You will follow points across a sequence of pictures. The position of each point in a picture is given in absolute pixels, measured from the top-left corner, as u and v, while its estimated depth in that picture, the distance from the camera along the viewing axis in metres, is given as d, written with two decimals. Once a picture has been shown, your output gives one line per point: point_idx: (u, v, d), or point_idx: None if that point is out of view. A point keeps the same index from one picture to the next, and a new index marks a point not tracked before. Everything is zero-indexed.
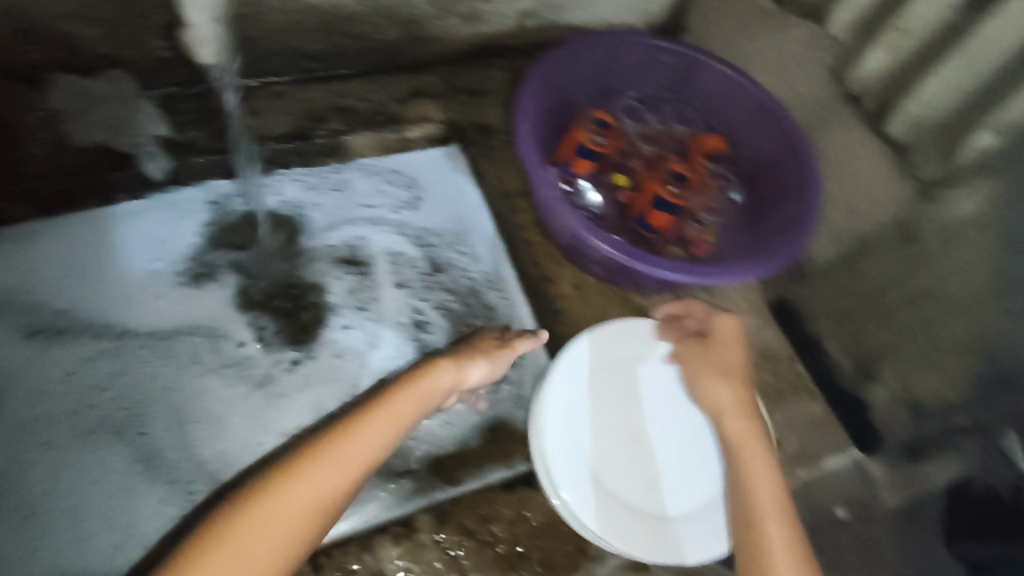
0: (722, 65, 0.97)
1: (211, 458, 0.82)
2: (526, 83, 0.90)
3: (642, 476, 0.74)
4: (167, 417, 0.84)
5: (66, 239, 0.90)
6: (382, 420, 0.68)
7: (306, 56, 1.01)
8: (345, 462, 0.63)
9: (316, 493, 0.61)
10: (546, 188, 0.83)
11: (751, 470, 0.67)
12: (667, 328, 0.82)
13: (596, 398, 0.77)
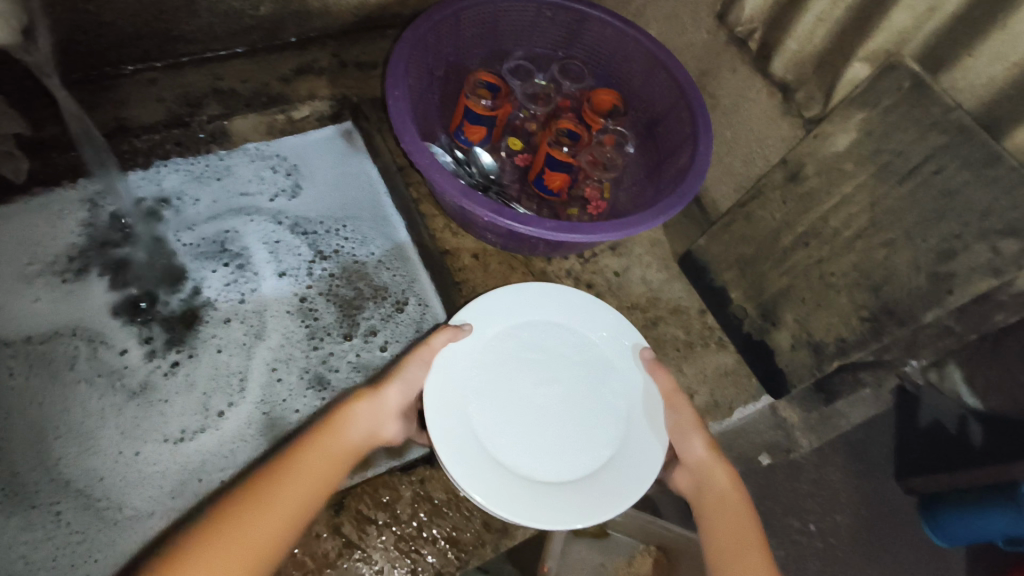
0: (610, 17, 0.93)
1: (78, 475, 0.78)
2: (403, 45, 0.84)
3: (529, 441, 0.72)
4: (38, 434, 0.79)
5: None
6: (318, 460, 0.65)
7: (175, 39, 0.94)
8: (279, 511, 0.61)
9: (263, 537, 0.59)
10: (422, 156, 0.79)
11: (741, 515, 0.69)
12: (548, 290, 0.81)
13: (485, 362, 0.75)
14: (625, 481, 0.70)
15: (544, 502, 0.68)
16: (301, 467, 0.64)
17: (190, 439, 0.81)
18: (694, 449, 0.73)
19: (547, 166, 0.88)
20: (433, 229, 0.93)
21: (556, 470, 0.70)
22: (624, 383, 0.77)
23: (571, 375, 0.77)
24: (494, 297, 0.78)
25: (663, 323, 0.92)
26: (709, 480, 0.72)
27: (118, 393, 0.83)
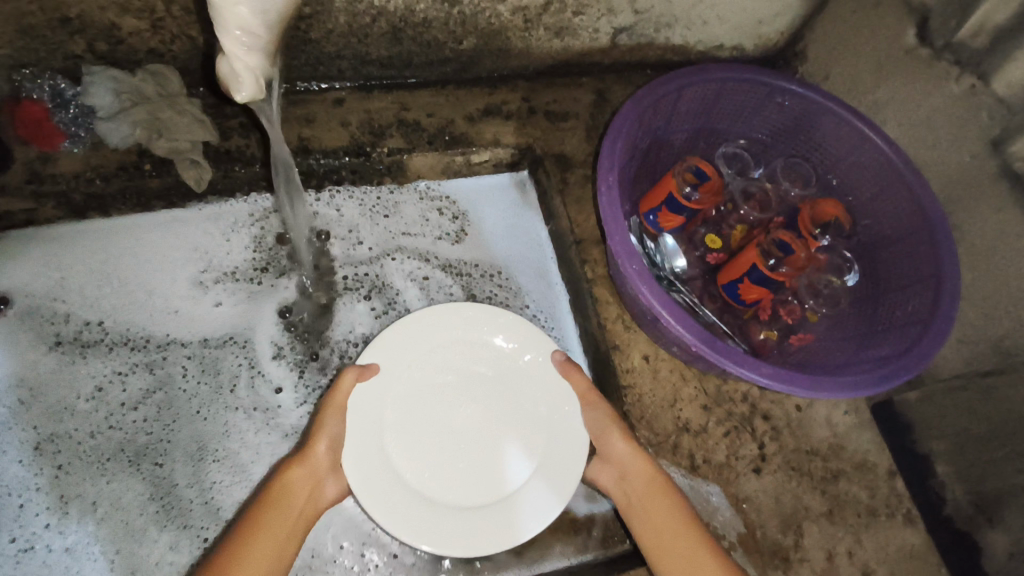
0: (854, 119, 0.82)
1: (228, 507, 0.76)
2: (619, 122, 0.77)
3: (445, 466, 0.73)
4: (189, 450, 0.78)
5: (111, 241, 0.84)
6: (264, 540, 0.63)
7: (373, 62, 0.90)
8: None
9: None
10: (625, 258, 0.70)
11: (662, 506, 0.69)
12: (423, 317, 0.76)
13: (406, 384, 0.75)
14: (539, 506, 0.71)
15: (455, 530, 0.69)
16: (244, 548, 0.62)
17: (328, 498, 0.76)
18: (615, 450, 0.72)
19: (749, 277, 0.78)
20: (604, 318, 0.85)
21: (472, 496, 0.72)
22: (545, 396, 0.76)
23: (489, 390, 0.77)
24: (415, 320, 0.76)
25: (844, 478, 0.80)
26: (633, 479, 0.71)
27: (274, 431, 0.80)
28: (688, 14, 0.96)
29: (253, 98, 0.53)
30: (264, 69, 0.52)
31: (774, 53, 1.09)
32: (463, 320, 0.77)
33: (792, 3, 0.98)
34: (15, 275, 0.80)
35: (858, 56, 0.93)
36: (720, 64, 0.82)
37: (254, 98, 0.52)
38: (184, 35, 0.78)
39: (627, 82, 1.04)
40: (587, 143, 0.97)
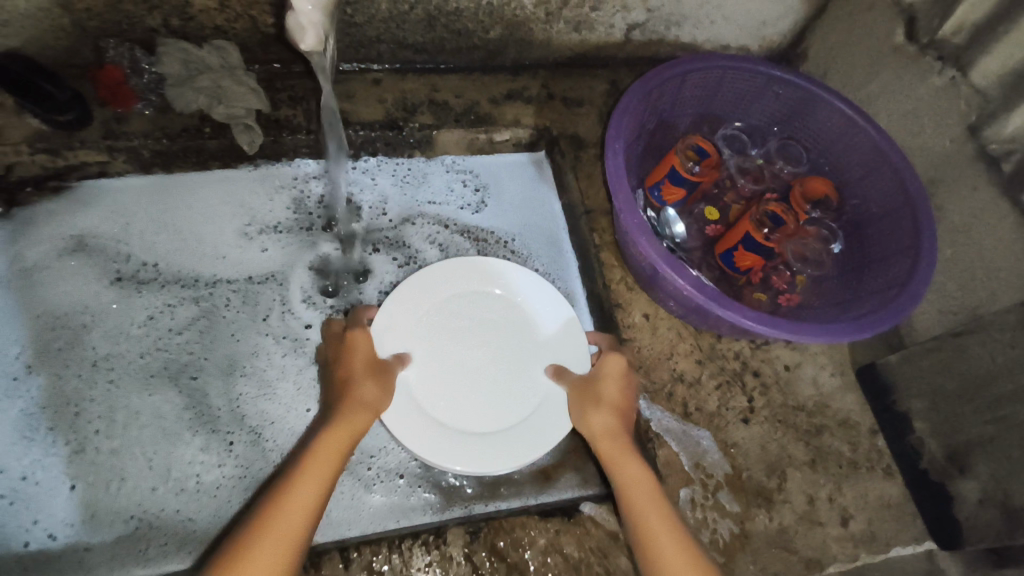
0: (843, 104, 0.90)
1: (259, 421, 0.84)
2: (628, 99, 0.86)
3: (461, 398, 0.80)
4: (227, 373, 0.86)
5: (169, 193, 0.95)
6: (320, 470, 0.65)
7: (408, 47, 1.01)
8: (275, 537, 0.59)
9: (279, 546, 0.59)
10: (629, 215, 0.78)
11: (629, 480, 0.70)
12: (441, 268, 0.86)
13: (420, 328, 0.83)
14: (537, 433, 0.79)
15: (467, 452, 0.76)
16: (294, 500, 0.62)
17: None
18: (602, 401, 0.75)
19: (743, 245, 0.85)
20: (609, 280, 0.92)
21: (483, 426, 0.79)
22: (551, 341, 0.85)
23: (498, 337, 0.85)
24: (425, 275, 0.85)
25: (827, 432, 0.87)
26: (606, 454, 0.72)
27: (301, 357, 0.89)
28: (696, 13, 1.06)
29: (314, 50, 0.63)
30: (323, 24, 0.62)
31: (777, 53, 1.18)
32: (478, 274, 0.87)
33: (792, 5, 1.07)
34: (84, 217, 0.91)
35: (853, 54, 1.02)
36: (722, 52, 0.90)
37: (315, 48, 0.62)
38: (245, 14, 0.89)
39: (638, 75, 1.13)
40: (600, 127, 1.06)
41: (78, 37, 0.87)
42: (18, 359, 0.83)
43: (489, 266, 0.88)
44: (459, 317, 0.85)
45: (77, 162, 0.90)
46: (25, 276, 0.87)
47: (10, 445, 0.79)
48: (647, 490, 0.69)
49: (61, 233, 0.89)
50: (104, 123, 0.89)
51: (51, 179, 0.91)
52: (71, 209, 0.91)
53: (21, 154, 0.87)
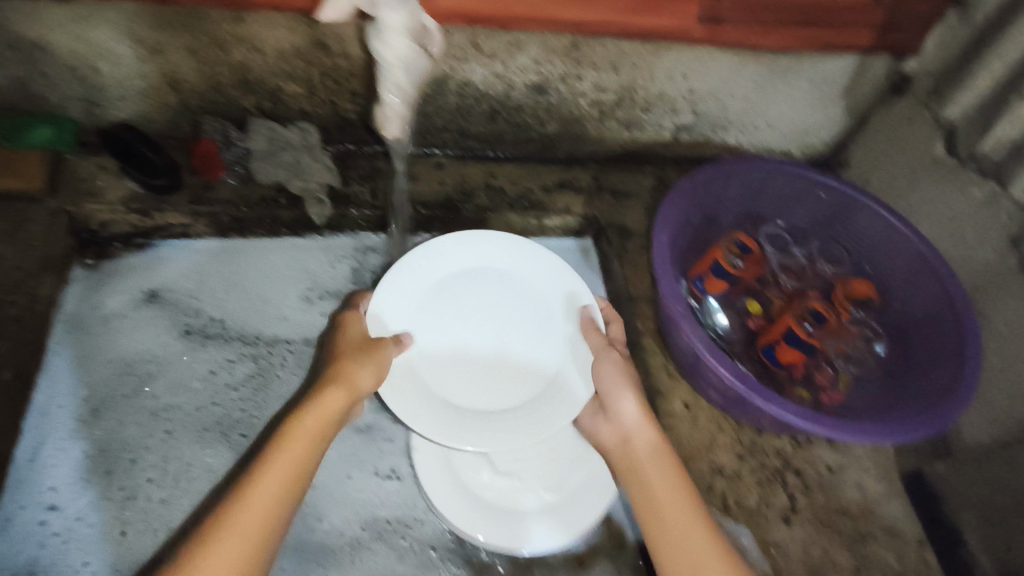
0: (884, 210, 0.93)
1: None
2: (675, 196, 0.91)
3: (470, 374, 0.85)
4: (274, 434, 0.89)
5: (241, 257, 1.02)
6: (287, 452, 0.69)
7: (471, 136, 1.09)
8: (252, 515, 0.64)
9: (253, 523, 0.63)
10: (675, 304, 0.82)
11: (648, 478, 0.74)
12: (442, 241, 0.90)
13: (423, 304, 0.87)
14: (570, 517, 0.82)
15: (492, 522, 0.81)
16: (263, 487, 0.66)
17: (391, 483, 0.86)
18: (626, 417, 0.78)
19: (785, 340, 0.87)
20: (651, 366, 0.94)
21: (499, 405, 0.83)
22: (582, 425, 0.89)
23: (504, 320, 0.89)
24: (423, 248, 0.89)
25: (873, 540, 0.84)
26: (633, 447, 0.77)
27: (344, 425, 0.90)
28: (741, 118, 1.13)
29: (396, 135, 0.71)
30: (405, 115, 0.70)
31: (818, 159, 1.24)
32: (478, 251, 0.92)
33: (833, 115, 1.14)
34: (164, 273, 0.98)
35: (895, 164, 1.06)
36: (764, 157, 0.96)
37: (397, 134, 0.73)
38: (328, 101, 0.99)
39: (684, 171, 1.20)
40: (646, 219, 1.11)
41: (183, 113, 0.98)
42: (86, 401, 0.87)
43: (487, 240, 0.92)
44: (461, 293, 0.89)
45: (163, 223, 0.99)
46: (104, 323, 0.93)
47: (68, 484, 0.82)
48: (682, 508, 0.71)
49: (142, 286, 0.97)
50: (192, 190, 0.98)
51: (137, 236, 1.00)
52: (152, 266, 0.99)
53: (115, 212, 0.95)
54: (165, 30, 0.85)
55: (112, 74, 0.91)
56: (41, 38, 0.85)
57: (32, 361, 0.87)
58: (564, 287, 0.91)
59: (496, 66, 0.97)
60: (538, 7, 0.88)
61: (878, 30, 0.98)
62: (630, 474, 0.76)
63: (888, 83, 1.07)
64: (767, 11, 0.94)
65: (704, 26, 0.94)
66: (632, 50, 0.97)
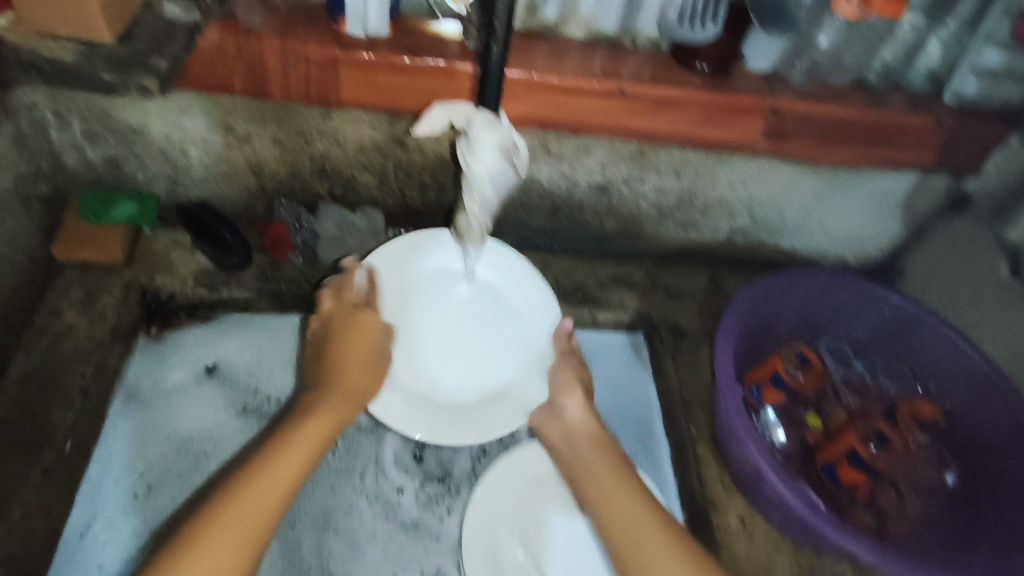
0: (948, 330, 0.92)
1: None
2: (734, 303, 0.92)
3: (435, 364, 0.93)
4: (321, 525, 0.88)
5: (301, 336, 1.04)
6: (309, 436, 0.77)
7: (529, 228, 1.12)
8: (271, 486, 0.71)
9: (268, 495, 0.70)
10: (735, 417, 0.81)
11: (592, 463, 0.81)
12: (411, 241, 0.96)
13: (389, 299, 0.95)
14: None
15: None
16: (285, 467, 0.73)
17: None
18: (571, 415, 0.86)
19: (848, 459, 0.84)
20: (705, 476, 0.92)
21: (459, 400, 0.91)
22: None
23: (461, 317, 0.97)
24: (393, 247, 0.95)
25: None
26: (577, 438, 0.84)
27: (391, 521, 0.89)
28: (798, 225, 1.14)
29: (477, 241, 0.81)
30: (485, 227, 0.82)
31: (874, 267, 1.23)
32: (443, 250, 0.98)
33: (891, 227, 1.14)
34: (225, 348, 1.00)
35: (955, 279, 1.05)
36: (825, 268, 0.97)
37: (481, 242, 0.81)
38: (398, 190, 1.03)
39: (738, 273, 1.20)
40: (700, 319, 1.10)
41: (259, 196, 1.03)
42: (141, 476, 0.88)
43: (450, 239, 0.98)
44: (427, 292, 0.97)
45: (228, 297, 1.01)
46: (165, 396, 0.94)
47: (115, 563, 0.82)
48: (623, 487, 0.78)
49: (204, 361, 0.98)
50: (260, 269, 1.02)
51: (200, 309, 1.02)
52: (215, 341, 1.01)
53: (184, 286, 0.99)
54: (256, 122, 0.92)
55: (198, 158, 0.96)
56: (142, 125, 0.91)
57: (92, 431, 0.88)
58: (526, 295, 0.99)
59: (566, 169, 1.01)
60: (603, 116, 0.91)
61: (940, 150, 0.98)
62: (570, 462, 0.83)
63: (948, 200, 1.07)
64: (823, 129, 0.95)
65: (766, 140, 0.95)
66: (695, 158, 1.01)
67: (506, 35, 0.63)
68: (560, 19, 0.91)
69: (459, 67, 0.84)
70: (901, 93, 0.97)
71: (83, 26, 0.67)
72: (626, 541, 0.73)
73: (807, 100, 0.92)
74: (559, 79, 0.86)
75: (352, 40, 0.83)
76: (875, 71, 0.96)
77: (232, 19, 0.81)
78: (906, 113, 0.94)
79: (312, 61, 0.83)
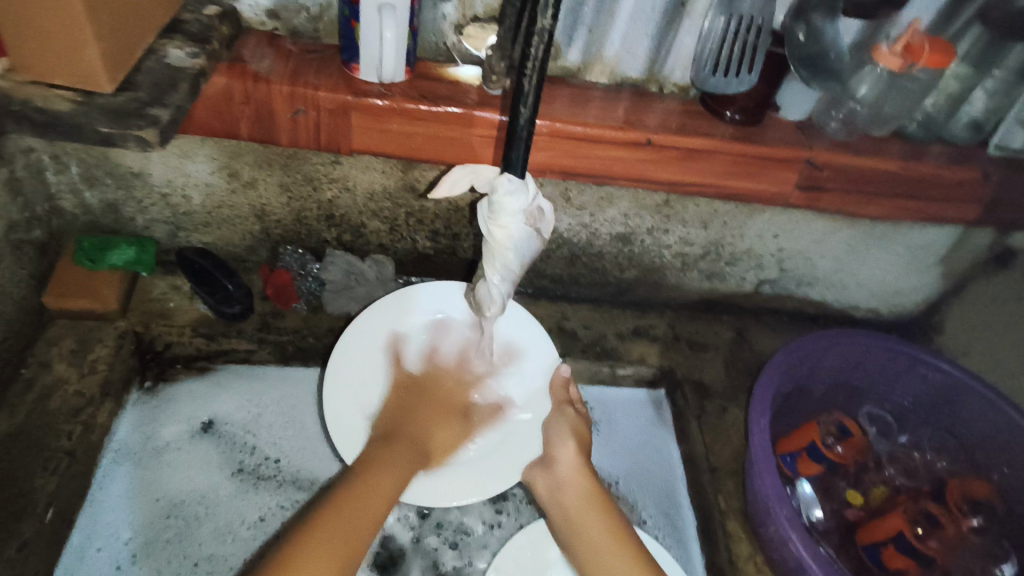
0: (1002, 402, 0.85)
1: None
2: (770, 368, 0.85)
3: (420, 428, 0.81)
4: None
5: (302, 390, 0.99)
6: (397, 465, 0.75)
7: (545, 277, 1.06)
8: (359, 512, 0.68)
9: (360, 524, 0.68)
10: (774, 498, 0.74)
11: (583, 522, 0.76)
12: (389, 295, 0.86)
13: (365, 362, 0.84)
14: None
15: None
16: (377, 492, 0.71)
17: None
18: (562, 468, 0.79)
19: (894, 543, 0.78)
20: (736, 555, 0.84)
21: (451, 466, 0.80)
22: None
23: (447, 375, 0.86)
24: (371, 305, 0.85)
25: None
26: (566, 490, 0.78)
27: None
28: (829, 277, 1.08)
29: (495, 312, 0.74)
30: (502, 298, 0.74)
31: (909, 321, 1.16)
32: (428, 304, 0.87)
33: (928, 280, 1.08)
34: (222, 402, 0.95)
35: (1001, 340, 0.98)
36: (865, 330, 0.90)
37: (498, 312, 0.73)
38: (409, 237, 0.98)
39: (765, 325, 1.13)
40: (726, 376, 1.03)
41: (262, 241, 0.98)
42: (127, 544, 0.81)
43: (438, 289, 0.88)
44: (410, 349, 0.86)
45: (227, 347, 0.96)
46: (158, 454, 0.89)
47: None
48: (615, 552, 0.73)
49: (200, 416, 0.93)
50: (261, 318, 0.96)
51: (198, 359, 0.97)
52: (212, 393, 0.95)
53: (182, 336, 0.93)
54: (262, 167, 0.87)
55: (200, 201, 0.92)
56: (142, 168, 0.87)
57: (77, 495, 0.82)
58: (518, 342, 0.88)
59: (587, 219, 0.96)
60: (628, 166, 0.86)
61: (985, 206, 0.92)
62: (560, 518, 0.78)
63: (992, 254, 1.01)
64: (862, 181, 0.89)
65: (801, 192, 0.90)
66: (724, 209, 0.95)
67: (534, 98, 0.57)
68: (583, 64, 0.87)
69: (477, 114, 0.79)
70: (944, 145, 0.91)
71: (78, 74, 0.62)
72: None
73: (845, 151, 0.86)
74: (583, 128, 0.81)
75: (365, 86, 0.79)
76: (916, 122, 0.90)
77: (240, 64, 0.77)
78: (951, 167, 0.88)
79: (323, 106, 0.78)
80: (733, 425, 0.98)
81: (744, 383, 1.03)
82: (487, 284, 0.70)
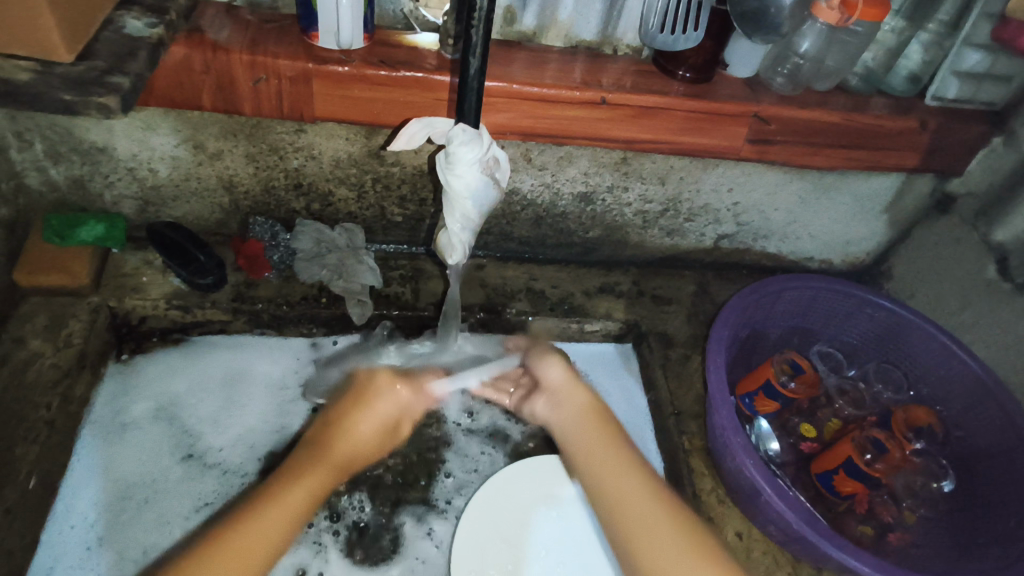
0: (941, 334, 0.91)
1: None
2: (728, 312, 0.89)
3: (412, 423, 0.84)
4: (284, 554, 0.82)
5: (253, 372, 0.99)
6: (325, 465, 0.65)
7: (512, 240, 1.09)
8: (264, 516, 0.60)
9: (259, 532, 0.59)
10: (729, 430, 0.79)
11: (590, 437, 0.72)
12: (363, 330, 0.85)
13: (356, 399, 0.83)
14: None
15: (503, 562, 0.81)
16: (282, 495, 0.62)
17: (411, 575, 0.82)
18: (554, 380, 0.79)
19: (844, 469, 0.82)
20: (700, 489, 0.89)
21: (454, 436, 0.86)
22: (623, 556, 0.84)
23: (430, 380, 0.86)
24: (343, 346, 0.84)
25: None
26: (567, 403, 0.77)
27: (378, 534, 0.85)
28: (783, 230, 1.13)
29: (457, 262, 0.77)
30: (470, 243, 0.76)
31: (860, 271, 1.22)
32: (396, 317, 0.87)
33: (876, 229, 1.13)
34: (180, 385, 0.96)
35: (943, 282, 1.04)
36: (817, 274, 0.95)
37: (461, 261, 0.76)
38: (377, 204, 1.01)
39: (724, 279, 1.18)
40: (689, 328, 1.08)
41: (231, 214, 1.00)
42: (85, 530, 0.82)
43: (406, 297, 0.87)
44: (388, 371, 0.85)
45: (202, 319, 0.98)
46: (117, 438, 0.90)
47: None
48: (624, 462, 0.69)
49: (158, 400, 0.94)
50: (233, 288, 0.98)
51: (175, 330, 0.99)
52: (163, 376, 0.96)
53: (155, 308, 0.95)
54: (227, 138, 0.89)
55: (168, 175, 0.93)
56: (107, 143, 0.88)
57: (58, 468, 0.84)
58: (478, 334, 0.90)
59: (548, 179, 0.99)
60: (585, 125, 0.89)
61: (923, 153, 0.98)
62: (569, 441, 0.74)
63: (933, 200, 1.07)
64: (809, 133, 0.94)
65: (751, 145, 0.94)
66: (679, 165, 0.99)
67: (483, 49, 0.60)
68: (538, 27, 0.89)
69: (436, 79, 0.82)
70: (884, 97, 0.96)
71: (38, 42, 0.62)
72: (630, 514, 0.65)
73: (790, 104, 0.90)
74: (539, 89, 0.84)
75: (325, 53, 0.81)
76: (856, 76, 0.95)
77: (198, 34, 0.78)
78: (892, 117, 0.93)
79: (284, 74, 0.80)
80: (696, 371, 1.03)
81: (705, 333, 1.08)
82: (447, 232, 0.73)
